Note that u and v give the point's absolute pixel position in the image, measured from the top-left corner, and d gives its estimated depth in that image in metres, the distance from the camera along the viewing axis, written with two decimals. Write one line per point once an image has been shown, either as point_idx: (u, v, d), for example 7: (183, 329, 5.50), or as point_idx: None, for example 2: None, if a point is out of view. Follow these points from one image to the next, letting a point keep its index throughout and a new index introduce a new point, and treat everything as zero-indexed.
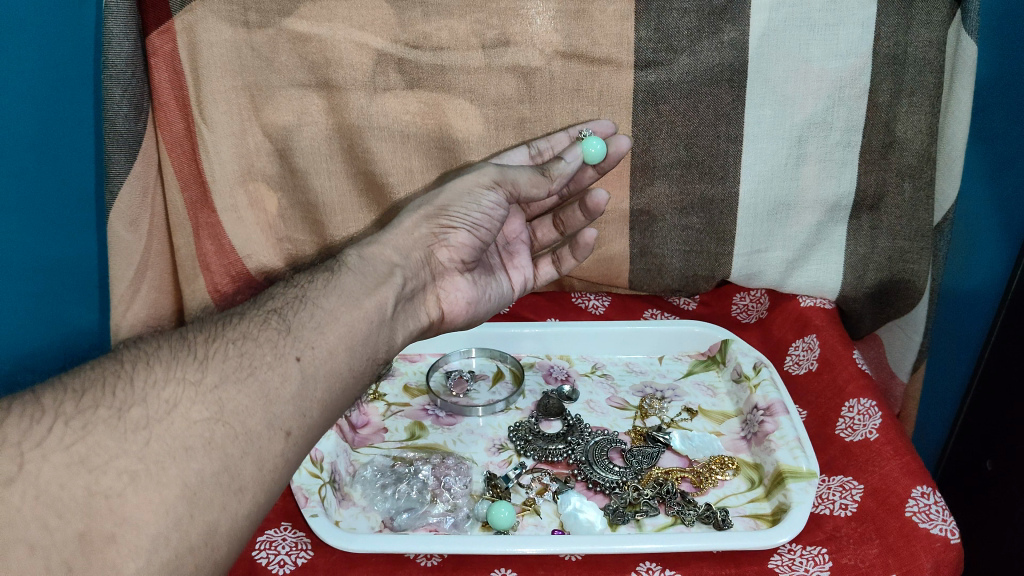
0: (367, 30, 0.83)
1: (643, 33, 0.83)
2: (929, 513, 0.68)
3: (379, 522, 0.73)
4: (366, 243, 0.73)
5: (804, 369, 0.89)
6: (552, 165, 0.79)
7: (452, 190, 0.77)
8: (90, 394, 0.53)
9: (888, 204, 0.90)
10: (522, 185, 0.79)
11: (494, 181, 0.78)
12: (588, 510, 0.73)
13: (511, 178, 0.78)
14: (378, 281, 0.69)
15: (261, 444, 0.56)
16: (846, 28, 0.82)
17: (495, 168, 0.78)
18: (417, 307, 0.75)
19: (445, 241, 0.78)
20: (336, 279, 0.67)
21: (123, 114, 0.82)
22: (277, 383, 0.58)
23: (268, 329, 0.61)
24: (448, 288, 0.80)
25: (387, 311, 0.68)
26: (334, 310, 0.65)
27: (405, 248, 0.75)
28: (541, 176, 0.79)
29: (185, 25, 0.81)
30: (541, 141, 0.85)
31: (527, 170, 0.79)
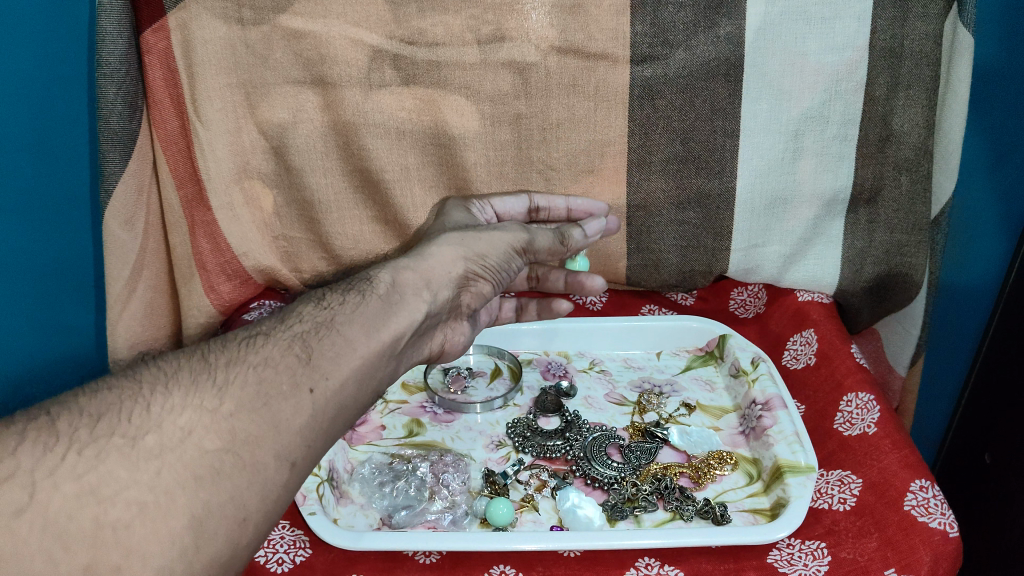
0: (361, 26, 0.82)
1: (639, 28, 0.83)
2: (928, 507, 0.67)
3: (377, 520, 0.73)
4: (400, 266, 0.71)
5: (802, 363, 0.89)
6: (569, 232, 0.85)
7: (488, 240, 0.78)
8: (105, 419, 0.53)
9: (886, 198, 0.90)
10: (541, 252, 0.84)
11: (524, 247, 0.81)
12: (586, 505, 0.72)
13: (537, 247, 0.83)
14: (400, 313, 0.67)
15: (267, 473, 0.55)
16: (841, 21, 0.82)
17: (524, 230, 0.81)
18: (425, 342, 0.75)
19: (470, 288, 0.77)
20: (365, 302, 0.66)
21: (117, 112, 0.82)
22: (289, 414, 0.57)
23: (290, 357, 0.59)
24: (455, 330, 0.79)
25: (398, 345, 0.67)
26: (354, 339, 0.63)
27: (439, 282, 0.72)
28: (558, 244, 0.84)
29: (178, 22, 0.81)
30: (542, 197, 0.89)
31: (549, 235, 0.84)
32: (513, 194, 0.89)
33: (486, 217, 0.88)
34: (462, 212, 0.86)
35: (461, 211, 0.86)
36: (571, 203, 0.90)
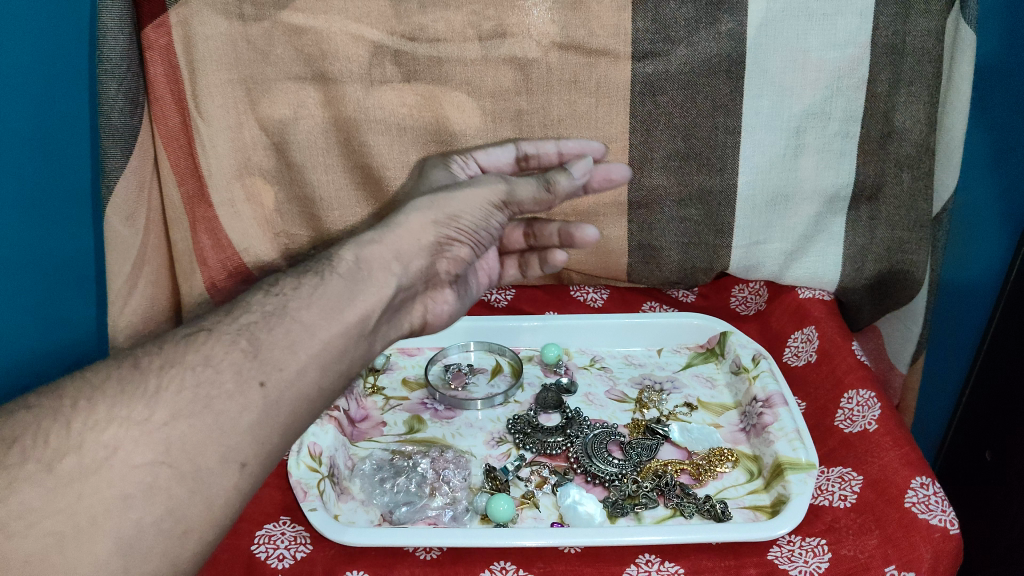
0: (362, 22, 0.82)
1: (640, 24, 0.83)
2: (928, 504, 0.68)
3: (378, 516, 0.73)
4: (367, 240, 0.69)
5: (803, 360, 0.88)
6: (555, 176, 0.76)
7: (461, 200, 0.74)
8: (19, 441, 0.51)
9: (887, 195, 0.90)
10: (526, 204, 0.77)
11: (502, 201, 0.76)
12: (587, 502, 0.73)
13: (517, 199, 0.76)
14: (367, 291, 0.66)
15: (212, 479, 0.53)
16: (843, 17, 0.82)
17: (501, 183, 0.76)
18: (403, 316, 0.73)
19: (447, 252, 0.74)
20: (324, 284, 0.64)
21: (119, 108, 0.82)
22: (234, 413, 0.55)
23: (234, 353, 0.58)
24: (436, 300, 0.77)
25: (368, 324, 0.65)
26: (312, 325, 0.62)
27: (408, 253, 0.70)
28: (542, 191, 0.76)
29: (179, 18, 0.81)
30: (532, 144, 0.83)
31: (531, 184, 0.76)
32: (500, 145, 0.84)
33: (471, 171, 0.83)
34: (445, 173, 0.83)
35: (442, 171, 0.83)
36: (561, 148, 0.82)
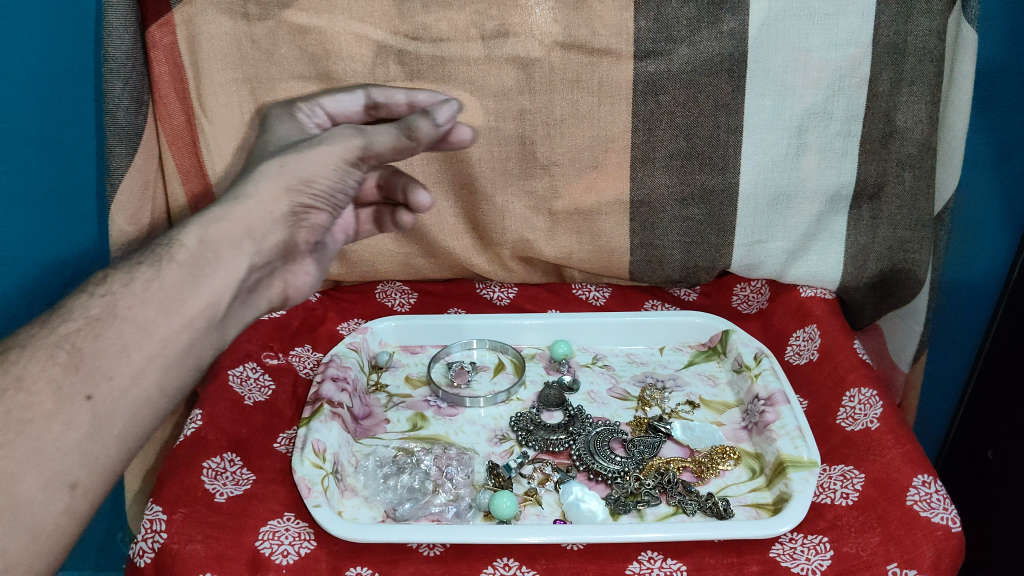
0: (366, 21, 0.83)
1: (642, 23, 0.83)
2: (930, 502, 0.68)
3: (381, 513, 0.73)
4: (212, 217, 0.61)
5: (805, 359, 0.88)
6: (417, 122, 0.65)
7: (315, 159, 0.64)
8: None
9: (889, 194, 0.90)
10: (385, 155, 0.66)
11: (360, 155, 0.65)
12: (590, 499, 0.74)
13: (376, 153, 0.65)
14: (213, 270, 0.60)
15: (38, 507, 0.52)
16: (845, 17, 0.82)
17: (357, 136, 0.65)
18: (259, 294, 0.67)
19: (304, 221, 0.66)
20: (160, 276, 0.58)
21: (123, 108, 0.82)
22: (58, 433, 0.53)
23: (50, 367, 0.54)
24: (297, 271, 0.70)
25: (219, 310, 0.61)
26: (148, 323, 0.57)
27: (258, 229, 0.62)
28: (404, 141, 0.65)
29: (184, 17, 0.81)
30: (381, 91, 0.73)
31: (391, 131, 0.65)
32: (347, 91, 0.74)
33: (319, 120, 0.72)
34: (291, 126, 0.70)
35: (286, 124, 0.70)
36: (411, 95, 0.72)
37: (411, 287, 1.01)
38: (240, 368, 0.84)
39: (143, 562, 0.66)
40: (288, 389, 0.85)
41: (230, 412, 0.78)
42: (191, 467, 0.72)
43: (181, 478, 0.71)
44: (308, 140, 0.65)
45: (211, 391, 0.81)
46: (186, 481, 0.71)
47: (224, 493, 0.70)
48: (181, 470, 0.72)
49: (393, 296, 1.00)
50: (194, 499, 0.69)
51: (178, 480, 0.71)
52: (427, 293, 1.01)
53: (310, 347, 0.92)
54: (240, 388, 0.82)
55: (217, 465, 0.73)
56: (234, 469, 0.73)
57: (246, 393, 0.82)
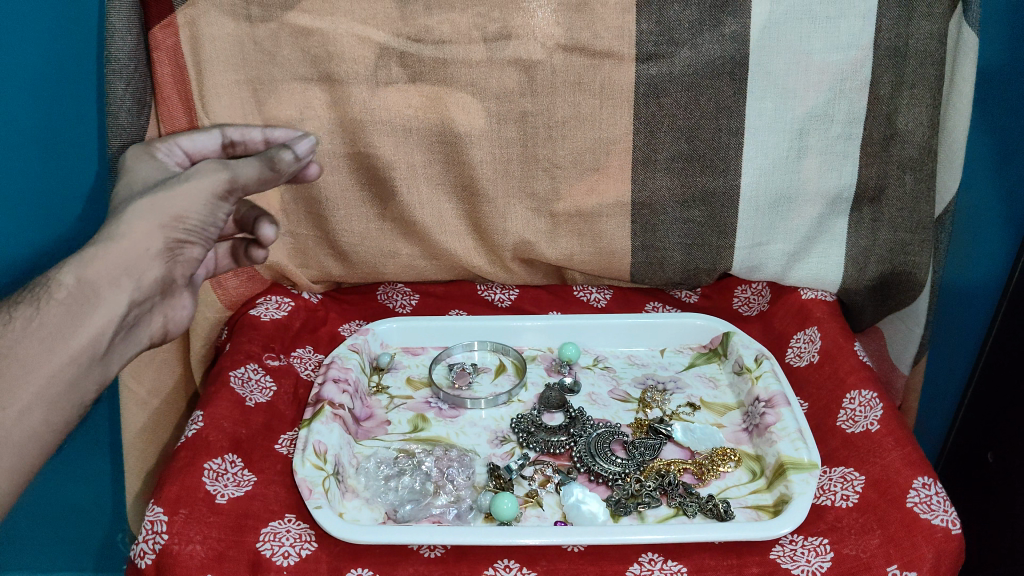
0: (368, 24, 0.83)
1: (644, 26, 0.83)
2: (930, 504, 0.68)
3: (382, 514, 0.73)
4: (89, 255, 0.61)
5: (805, 361, 0.87)
6: (278, 155, 0.68)
7: (184, 195, 0.63)
8: None
9: (890, 197, 0.90)
10: (250, 187, 0.66)
11: (227, 189, 0.64)
12: (590, 501, 0.74)
13: (244, 184, 0.65)
14: (88, 309, 0.62)
15: None
16: (847, 20, 0.83)
17: (222, 170, 0.64)
18: (138, 331, 0.67)
19: (180, 255, 0.66)
20: (39, 312, 0.61)
21: (126, 108, 0.82)
22: None
23: None
24: (177, 305, 0.69)
25: (99, 349, 0.63)
26: (32, 358, 0.61)
27: (134, 270, 0.62)
28: (268, 171, 0.67)
29: (186, 19, 0.82)
30: (236, 129, 0.77)
31: (254, 164, 0.66)
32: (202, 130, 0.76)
33: (177, 160, 0.74)
34: (151, 165, 0.71)
35: (145, 163, 0.71)
36: (267, 133, 0.77)
37: (414, 289, 1.00)
38: (241, 370, 0.84)
39: (144, 563, 0.66)
40: (289, 391, 0.85)
41: (232, 413, 0.78)
42: (192, 467, 0.72)
43: (182, 479, 0.71)
44: (173, 177, 0.64)
45: (212, 393, 0.80)
46: (187, 482, 0.70)
47: (226, 494, 0.70)
48: (181, 472, 0.71)
49: (396, 297, 1.00)
50: (195, 499, 0.69)
51: (179, 481, 0.70)
52: (428, 294, 1.00)
53: (311, 348, 0.92)
54: (241, 389, 0.82)
55: (219, 465, 0.73)
56: (236, 470, 0.73)
57: (247, 394, 0.81)
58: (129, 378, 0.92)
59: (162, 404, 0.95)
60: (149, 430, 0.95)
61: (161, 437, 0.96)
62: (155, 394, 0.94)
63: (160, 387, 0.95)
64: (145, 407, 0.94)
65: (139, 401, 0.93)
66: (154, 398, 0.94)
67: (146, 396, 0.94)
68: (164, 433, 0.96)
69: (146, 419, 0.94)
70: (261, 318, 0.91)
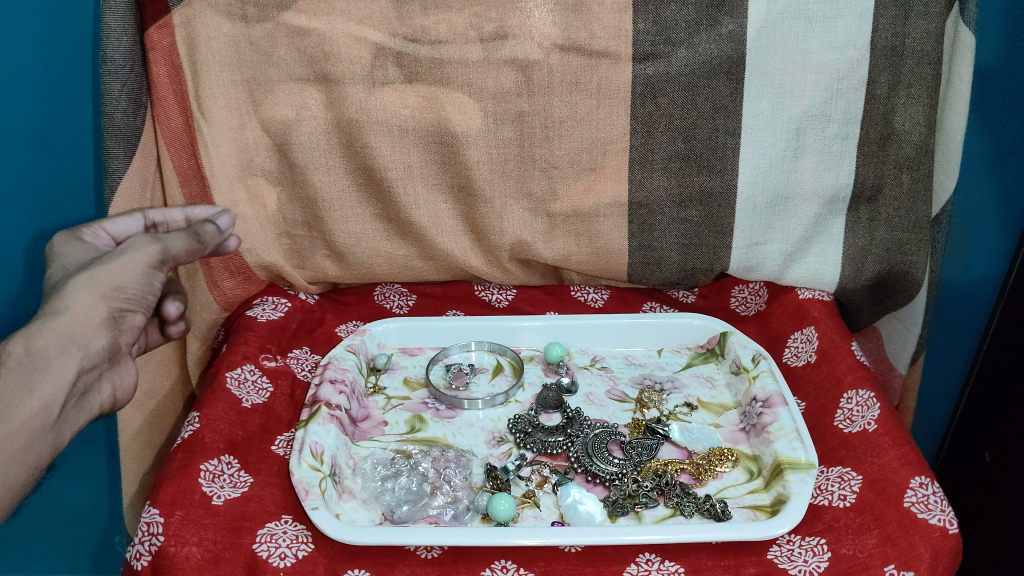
0: (365, 24, 0.83)
1: (641, 26, 0.83)
2: (927, 504, 0.68)
3: (379, 515, 0.73)
4: (32, 327, 0.58)
5: (802, 360, 0.87)
6: (203, 227, 0.70)
7: (121, 265, 0.62)
8: None
9: (887, 196, 0.90)
10: (180, 260, 0.67)
11: (161, 258, 0.64)
12: (587, 501, 0.74)
13: (175, 254, 0.66)
14: (35, 375, 0.57)
15: None
16: (844, 19, 0.83)
17: (154, 242, 0.64)
18: (89, 400, 0.62)
19: (124, 323, 0.63)
20: None
21: (121, 109, 0.82)
22: None
23: None
24: (126, 374, 0.64)
25: (52, 414, 0.58)
26: None
27: (79, 334, 0.59)
28: (195, 245, 0.68)
29: (183, 19, 0.82)
30: (157, 211, 0.75)
31: (181, 237, 0.67)
32: (122, 215, 0.73)
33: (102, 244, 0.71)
34: (81, 247, 0.67)
35: (73, 244, 0.67)
36: (189, 214, 0.76)
37: (409, 289, 1.01)
38: (237, 371, 0.83)
39: (140, 565, 0.66)
40: (285, 392, 0.84)
41: (228, 414, 0.78)
42: (188, 469, 0.72)
43: (178, 481, 0.71)
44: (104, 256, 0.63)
45: (209, 395, 0.80)
46: (183, 484, 0.70)
47: (222, 495, 0.70)
48: (177, 473, 0.71)
49: (392, 297, 1.00)
50: (191, 501, 0.69)
51: (175, 483, 0.70)
52: (425, 295, 1.00)
53: (308, 349, 0.92)
54: (238, 390, 0.82)
55: (215, 467, 0.73)
56: (232, 471, 0.73)
57: (244, 395, 0.81)
58: None
59: (158, 406, 0.95)
60: (144, 433, 0.94)
61: (157, 440, 0.96)
62: (151, 396, 0.94)
63: (156, 389, 0.94)
64: (141, 409, 0.93)
65: (135, 403, 0.93)
66: (150, 400, 0.94)
67: (141, 399, 0.93)
68: (160, 435, 0.96)
69: (142, 421, 0.94)
70: (257, 318, 0.91)
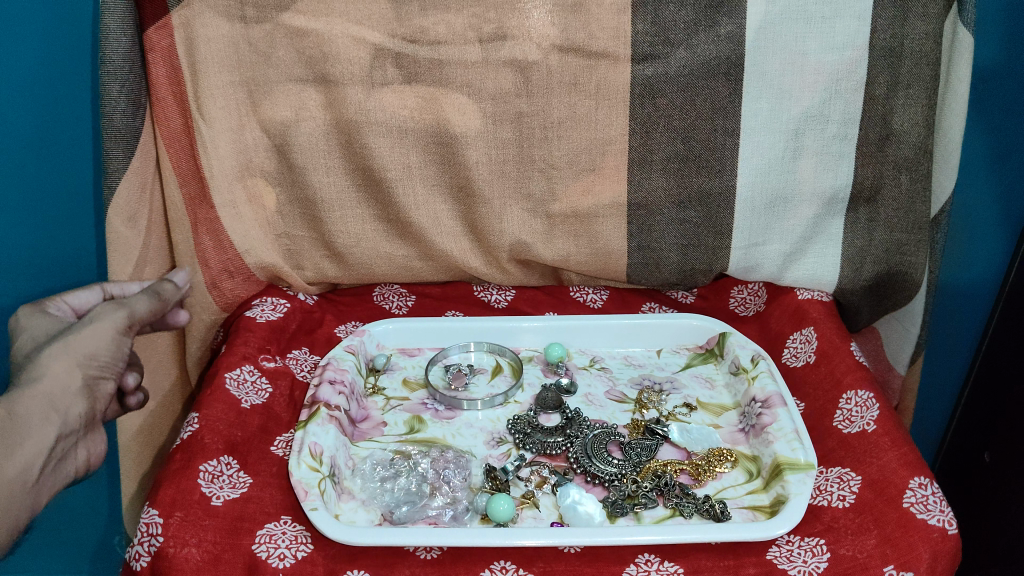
0: (364, 25, 0.83)
1: (639, 27, 0.83)
2: (926, 504, 0.68)
3: (378, 516, 0.73)
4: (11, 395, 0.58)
5: (802, 361, 0.87)
6: (162, 286, 0.72)
7: (92, 331, 0.63)
8: None
9: (885, 197, 0.90)
10: (144, 322, 0.68)
11: (128, 321, 0.65)
12: (587, 501, 0.73)
13: (140, 316, 0.67)
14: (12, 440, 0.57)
15: None
16: (842, 20, 0.83)
17: (120, 307, 0.66)
18: (63, 467, 0.61)
19: (98, 389, 0.63)
20: None
21: (120, 110, 0.82)
22: None
23: None
24: (99, 441, 0.64)
25: (31, 477, 0.57)
26: None
27: (58, 400, 0.59)
28: (157, 303, 0.69)
29: (182, 20, 0.82)
30: (115, 283, 0.74)
31: (143, 299, 0.68)
32: (82, 288, 0.72)
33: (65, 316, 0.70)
34: (45, 320, 0.66)
35: (37, 317, 0.66)
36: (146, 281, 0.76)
37: (409, 290, 1.01)
38: (236, 372, 0.83)
39: (140, 565, 0.66)
40: (285, 392, 0.84)
41: (227, 414, 0.78)
42: (187, 470, 0.72)
43: (177, 481, 0.70)
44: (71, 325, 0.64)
45: (208, 395, 0.80)
46: (183, 484, 0.70)
47: (222, 496, 0.70)
48: (177, 474, 0.71)
49: (391, 298, 1.00)
50: (191, 502, 0.69)
51: (174, 483, 0.70)
52: (424, 296, 1.00)
53: (307, 350, 0.92)
54: (237, 390, 0.81)
55: (214, 467, 0.73)
56: (231, 472, 0.73)
57: (243, 396, 0.81)
58: None
59: (158, 407, 0.95)
60: (144, 433, 0.94)
61: (157, 441, 0.96)
62: (150, 397, 0.94)
63: (156, 390, 0.94)
64: (141, 410, 0.93)
65: (135, 404, 0.93)
66: (149, 401, 0.94)
67: None
68: (160, 436, 0.96)
69: (141, 422, 0.94)
70: (257, 319, 0.91)
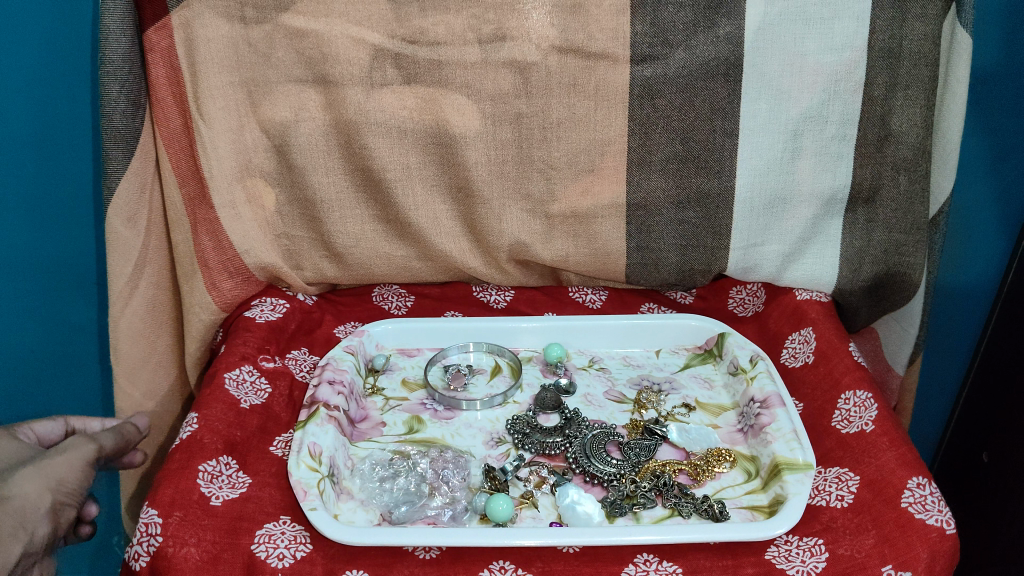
0: (363, 25, 0.83)
1: (638, 28, 0.84)
2: (925, 504, 0.68)
3: (377, 516, 0.73)
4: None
5: (800, 361, 0.88)
6: (127, 427, 0.72)
7: (66, 458, 0.63)
8: None
9: (884, 198, 0.90)
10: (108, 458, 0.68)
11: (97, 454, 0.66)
12: (585, 501, 0.73)
13: (108, 451, 0.68)
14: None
15: None
16: (841, 21, 0.83)
17: (91, 440, 0.66)
18: None
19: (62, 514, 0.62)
20: None
21: (120, 111, 0.82)
22: None
23: None
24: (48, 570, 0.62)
25: None
26: None
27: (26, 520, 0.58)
28: (123, 442, 0.70)
29: (181, 21, 0.82)
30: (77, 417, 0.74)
31: (111, 436, 0.69)
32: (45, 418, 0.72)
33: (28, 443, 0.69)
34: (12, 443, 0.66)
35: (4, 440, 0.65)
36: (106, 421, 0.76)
37: (408, 290, 1.01)
38: (236, 372, 0.83)
39: (139, 565, 0.66)
40: (284, 393, 0.84)
41: (226, 414, 0.78)
42: (186, 470, 0.72)
43: (176, 481, 0.71)
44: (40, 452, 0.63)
45: (207, 395, 0.80)
46: (182, 485, 0.70)
47: (221, 496, 0.70)
48: (176, 474, 0.71)
49: (390, 299, 1.00)
50: (190, 502, 0.69)
51: (174, 483, 0.70)
52: (424, 296, 1.01)
53: (306, 351, 0.92)
54: (236, 390, 0.82)
55: (214, 467, 0.73)
56: (230, 472, 0.73)
57: (242, 396, 0.81)
58: (124, 380, 0.92)
59: (157, 406, 0.95)
60: (144, 433, 0.95)
61: (156, 440, 0.96)
62: (150, 397, 0.94)
63: (155, 389, 0.95)
64: (141, 410, 0.94)
65: (134, 404, 0.93)
66: (149, 401, 0.94)
67: (140, 399, 0.93)
68: (159, 436, 0.96)
69: None
70: (256, 319, 0.91)
